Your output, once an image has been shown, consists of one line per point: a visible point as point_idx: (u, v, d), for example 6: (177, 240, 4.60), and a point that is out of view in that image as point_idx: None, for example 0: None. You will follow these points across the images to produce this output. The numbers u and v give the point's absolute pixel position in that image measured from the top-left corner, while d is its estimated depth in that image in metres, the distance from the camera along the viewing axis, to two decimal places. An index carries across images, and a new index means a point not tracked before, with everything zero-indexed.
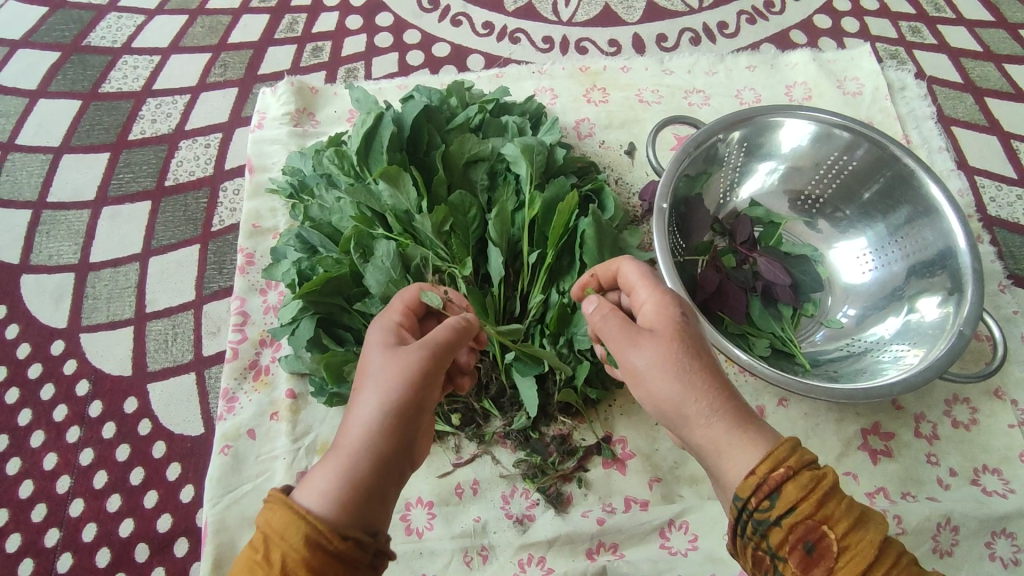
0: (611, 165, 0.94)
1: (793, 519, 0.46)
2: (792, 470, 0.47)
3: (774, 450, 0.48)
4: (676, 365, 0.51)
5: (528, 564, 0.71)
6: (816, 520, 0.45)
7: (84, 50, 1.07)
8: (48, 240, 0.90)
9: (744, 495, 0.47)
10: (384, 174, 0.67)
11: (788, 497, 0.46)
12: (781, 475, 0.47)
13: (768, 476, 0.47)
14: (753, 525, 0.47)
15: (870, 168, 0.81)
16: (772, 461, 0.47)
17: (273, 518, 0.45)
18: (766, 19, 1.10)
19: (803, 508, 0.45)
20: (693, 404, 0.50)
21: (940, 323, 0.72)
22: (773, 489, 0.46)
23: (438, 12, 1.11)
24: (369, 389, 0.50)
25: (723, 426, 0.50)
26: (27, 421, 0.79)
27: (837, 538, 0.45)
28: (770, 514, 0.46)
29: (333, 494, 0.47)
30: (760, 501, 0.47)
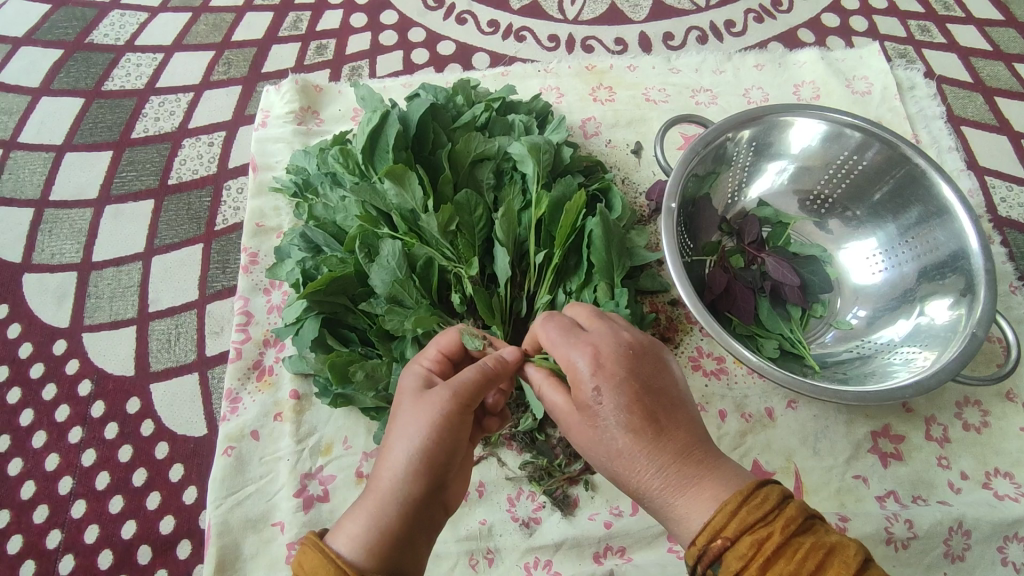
0: (618, 164, 0.93)
1: None
2: (729, 540, 0.45)
3: (713, 518, 0.46)
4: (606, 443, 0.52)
5: (535, 567, 0.70)
6: None
7: (87, 47, 1.06)
8: (50, 238, 0.89)
9: (690, 563, 0.47)
10: (389, 172, 0.66)
11: (730, 567, 0.44)
12: (719, 547, 0.45)
13: (707, 547, 0.46)
14: None
15: (880, 168, 0.80)
16: (708, 532, 0.46)
17: (306, 560, 0.47)
18: (773, 18, 1.09)
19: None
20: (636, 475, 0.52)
21: (952, 325, 0.71)
22: (714, 560, 0.45)
23: (442, 10, 1.10)
24: (399, 434, 0.53)
25: (666, 495, 0.50)
26: (29, 422, 0.78)
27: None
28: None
29: (362, 538, 0.49)
30: (705, 569, 0.46)
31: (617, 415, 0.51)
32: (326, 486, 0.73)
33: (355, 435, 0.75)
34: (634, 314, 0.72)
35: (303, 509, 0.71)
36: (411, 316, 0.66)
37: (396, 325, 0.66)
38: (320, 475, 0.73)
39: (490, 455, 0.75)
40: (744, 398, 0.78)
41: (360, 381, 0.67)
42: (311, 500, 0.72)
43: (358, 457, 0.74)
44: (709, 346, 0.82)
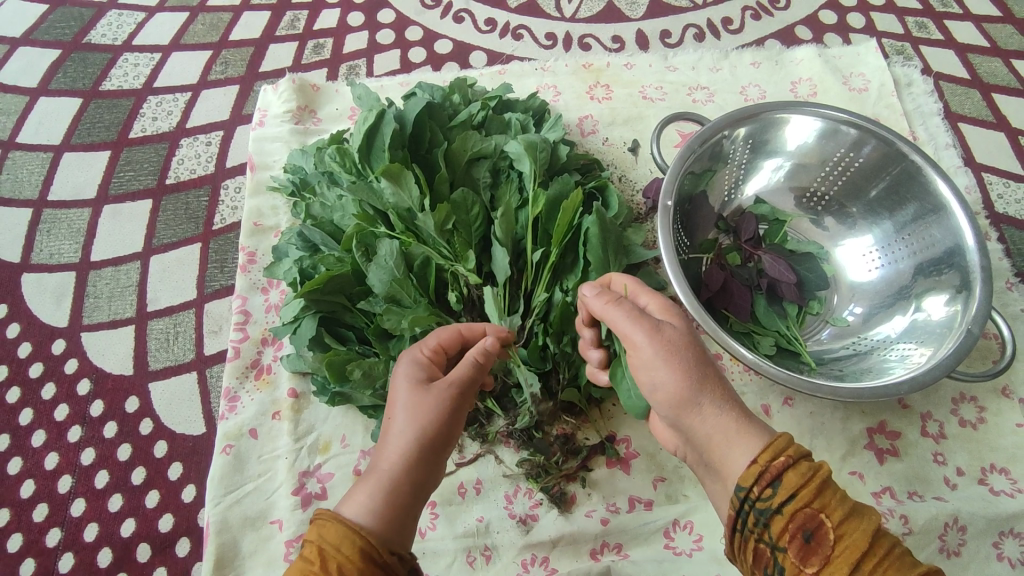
0: (615, 162, 0.93)
1: (793, 506, 0.46)
2: (791, 458, 0.47)
3: (775, 439, 0.49)
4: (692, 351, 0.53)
5: (532, 564, 0.71)
6: (814, 507, 0.45)
7: (85, 47, 1.06)
8: (49, 239, 0.90)
9: (747, 484, 0.48)
10: (386, 172, 0.67)
11: (789, 485, 0.46)
12: (782, 464, 0.47)
13: (770, 464, 0.48)
14: (755, 515, 0.47)
15: (877, 164, 0.80)
16: (773, 450, 0.48)
17: (325, 532, 0.47)
18: (771, 15, 1.09)
19: (802, 495, 0.46)
20: (704, 390, 0.52)
21: (947, 321, 0.71)
22: (775, 476, 0.47)
23: (440, 9, 1.10)
24: (400, 417, 0.53)
25: (730, 413, 0.51)
26: (28, 421, 0.78)
27: (834, 526, 0.45)
28: (771, 502, 0.47)
29: (364, 499, 0.50)
30: (762, 489, 0.47)
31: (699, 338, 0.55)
32: (324, 484, 0.73)
33: (353, 433, 0.75)
34: None
35: (302, 507, 0.71)
36: (409, 316, 0.66)
37: (393, 325, 0.66)
38: (317, 473, 0.73)
39: (487, 452, 0.75)
40: (741, 395, 0.79)
41: (358, 379, 0.67)
42: (309, 498, 0.72)
43: (356, 455, 0.74)
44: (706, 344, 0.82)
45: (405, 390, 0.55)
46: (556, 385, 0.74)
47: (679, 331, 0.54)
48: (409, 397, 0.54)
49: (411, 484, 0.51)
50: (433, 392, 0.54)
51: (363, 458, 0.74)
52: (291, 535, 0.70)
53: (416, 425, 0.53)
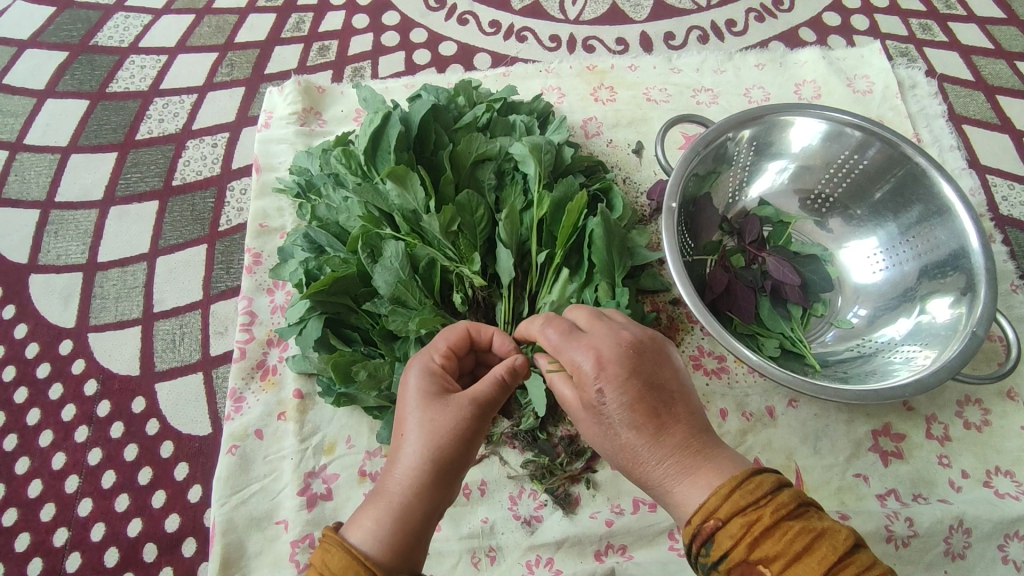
0: (619, 164, 0.93)
1: (729, 564, 0.46)
2: (721, 521, 0.47)
3: (707, 499, 0.48)
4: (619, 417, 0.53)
5: (536, 565, 0.71)
6: (750, 563, 0.45)
7: (92, 50, 1.07)
8: (56, 240, 0.90)
9: (684, 542, 0.49)
10: (392, 173, 0.67)
11: (721, 544, 0.46)
12: (712, 526, 0.47)
13: (701, 526, 0.48)
14: (699, 568, 0.48)
15: (881, 167, 0.80)
16: (703, 512, 0.48)
17: (330, 558, 0.48)
18: (775, 17, 1.09)
19: (735, 554, 0.46)
20: (635, 453, 0.53)
21: (952, 324, 0.71)
22: (707, 538, 0.47)
23: (444, 11, 1.11)
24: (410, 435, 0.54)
25: (665, 470, 0.52)
26: (35, 421, 0.79)
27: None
28: (709, 561, 0.47)
29: (371, 520, 0.51)
30: (699, 547, 0.48)
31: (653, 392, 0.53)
32: (330, 485, 0.73)
33: (358, 434, 0.76)
34: (636, 313, 0.72)
35: (307, 508, 0.72)
36: (415, 317, 0.67)
37: (400, 325, 0.67)
38: (323, 474, 0.74)
39: (491, 453, 0.75)
40: (746, 396, 0.79)
41: (363, 380, 0.67)
42: (314, 499, 0.72)
43: (361, 456, 0.74)
44: (710, 345, 0.82)
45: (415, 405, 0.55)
46: None
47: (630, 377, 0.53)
48: (418, 415, 0.54)
49: (419, 507, 0.52)
50: (450, 410, 0.54)
51: (368, 459, 0.74)
52: (296, 536, 0.70)
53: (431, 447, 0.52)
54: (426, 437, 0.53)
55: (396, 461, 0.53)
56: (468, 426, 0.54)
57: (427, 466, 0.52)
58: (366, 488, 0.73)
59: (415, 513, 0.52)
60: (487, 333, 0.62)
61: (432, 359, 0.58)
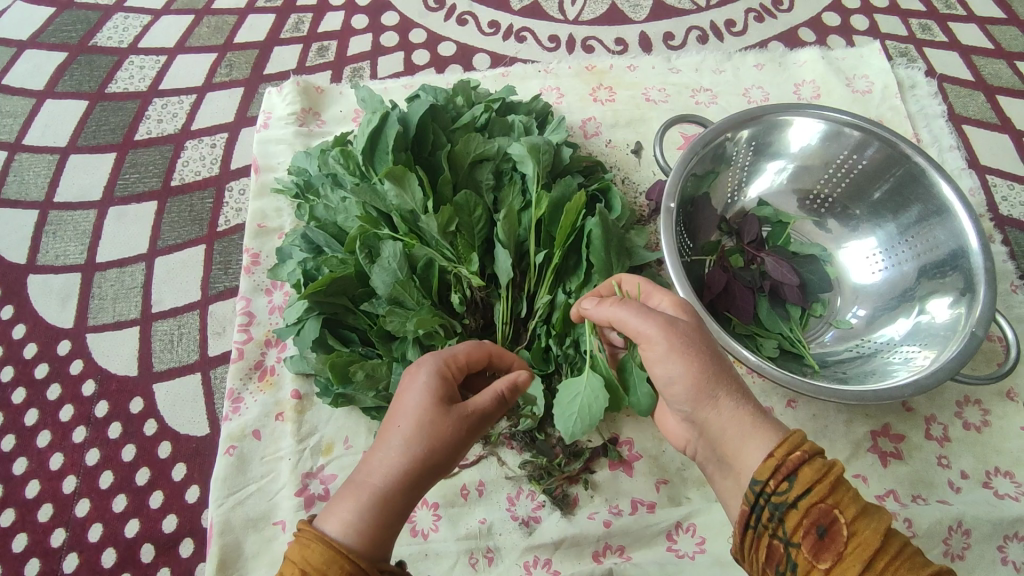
0: (618, 164, 0.93)
1: (808, 501, 0.46)
2: (808, 452, 0.47)
3: (790, 435, 0.49)
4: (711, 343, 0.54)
5: (534, 566, 0.70)
6: (828, 502, 0.45)
7: (91, 50, 1.07)
8: (55, 240, 0.90)
9: (763, 477, 0.48)
10: (390, 173, 0.67)
11: (805, 478, 0.46)
12: (799, 458, 0.47)
13: (786, 458, 0.48)
14: (770, 509, 0.47)
15: (880, 167, 0.80)
16: (788, 445, 0.48)
17: (311, 555, 0.47)
18: (774, 17, 1.09)
19: (818, 489, 0.46)
20: (721, 383, 0.52)
21: (951, 324, 0.71)
22: (792, 471, 0.47)
23: (443, 11, 1.11)
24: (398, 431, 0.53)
25: (749, 412, 0.52)
26: (33, 421, 0.79)
27: (847, 522, 0.45)
28: (787, 496, 0.47)
29: (351, 522, 0.50)
30: (778, 483, 0.47)
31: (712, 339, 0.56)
32: (327, 485, 0.73)
33: (356, 435, 0.75)
34: None
35: (305, 508, 0.72)
36: (412, 317, 0.67)
37: (397, 326, 0.67)
38: (320, 474, 0.74)
39: (488, 454, 0.75)
40: None
41: (360, 381, 0.67)
42: (312, 499, 0.72)
43: (359, 456, 0.74)
44: None
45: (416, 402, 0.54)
46: (559, 386, 0.74)
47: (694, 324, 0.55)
48: (416, 414, 0.53)
49: (401, 509, 0.52)
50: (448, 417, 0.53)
51: None
52: (294, 536, 0.70)
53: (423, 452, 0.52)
54: (417, 438, 0.52)
55: (382, 456, 0.52)
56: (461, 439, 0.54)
57: (418, 470, 0.52)
58: None
59: (394, 514, 0.51)
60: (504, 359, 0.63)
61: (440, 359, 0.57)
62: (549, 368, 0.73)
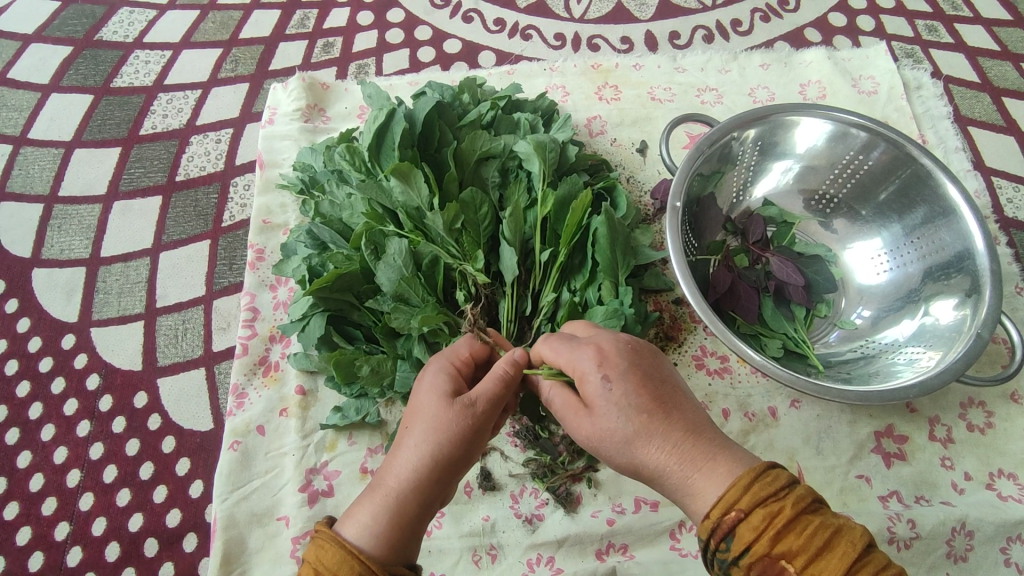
0: (623, 163, 0.93)
1: (749, 559, 0.44)
2: (743, 512, 0.45)
3: (728, 491, 0.46)
4: (634, 432, 0.52)
5: (537, 564, 0.71)
6: (771, 558, 0.43)
7: (96, 45, 1.07)
8: (60, 234, 0.90)
9: (703, 537, 0.46)
10: (395, 170, 0.67)
11: (743, 539, 0.44)
12: (734, 518, 0.45)
13: (722, 518, 0.45)
14: (717, 564, 0.46)
15: (887, 167, 0.80)
16: (722, 505, 0.46)
17: (324, 556, 0.48)
18: (780, 17, 1.09)
19: (756, 548, 0.44)
20: (660, 473, 0.51)
21: (956, 325, 0.71)
22: (728, 532, 0.45)
23: (449, 8, 1.10)
24: (417, 433, 0.54)
25: (685, 477, 0.50)
26: (37, 415, 0.79)
27: (796, 574, 0.43)
28: (728, 555, 0.45)
29: (377, 527, 0.50)
30: (718, 542, 0.46)
31: (637, 406, 0.52)
32: (331, 481, 0.73)
33: (359, 431, 0.76)
34: (639, 313, 0.72)
35: (308, 504, 0.72)
36: (417, 315, 0.67)
37: (402, 323, 0.66)
38: (324, 470, 0.74)
39: (491, 449, 0.76)
40: (748, 397, 0.78)
41: (365, 376, 0.68)
42: (316, 495, 0.72)
43: (363, 453, 0.75)
44: (713, 345, 0.82)
45: (414, 437, 0.54)
46: None
47: (613, 419, 0.52)
48: (431, 413, 0.54)
49: (426, 496, 0.53)
50: (453, 412, 0.54)
51: (370, 456, 0.74)
52: (297, 532, 0.71)
53: (440, 447, 0.53)
54: (433, 440, 0.53)
55: (398, 457, 0.54)
56: (469, 434, 0.54)
57: (432, 465, 0.53)
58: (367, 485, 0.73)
59: (420, 499, 0.53)
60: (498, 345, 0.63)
61: (450, 360, 0.60)
62: None
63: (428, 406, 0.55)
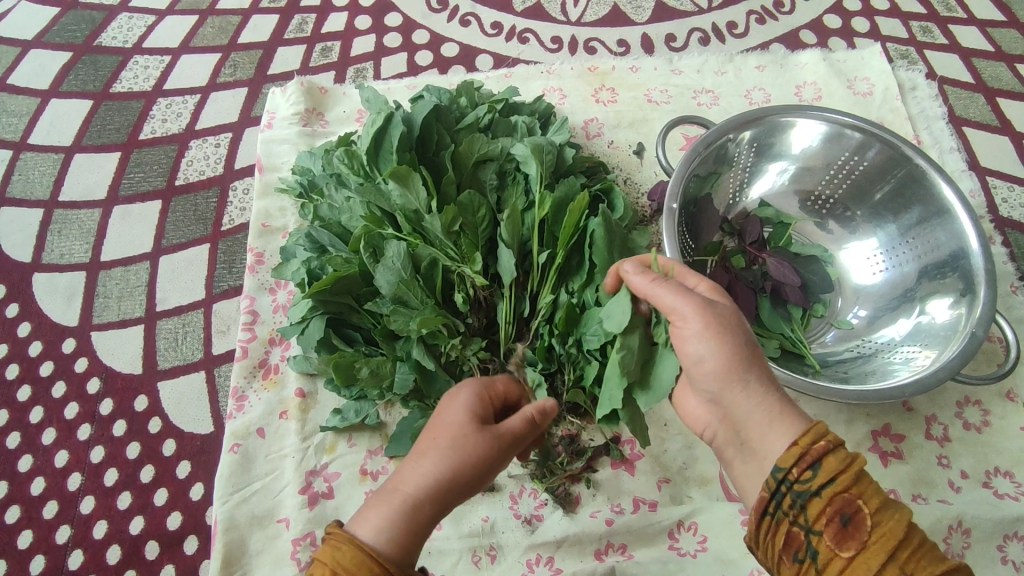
0: (620, 165, 0.94)
1: (833, 489, 0.47)
2: (833, 443, 0.48)
3: (814, 425, 0.50)
4: (748, 332, 0.56)
5: (537, 564, 0.71)
6: (852, 492, 0.47)
7: (96, 50, 1.07)
8: (60, 239, 0.91)
9: (786, 465, 0.49)
10: (394, 173, 0.68)
11: (829, 468, 0.48)
12: (823, 448, 0.48)
13: (810, 447, 0.49)
14: (792, 496, 0.48)
15: (881, 168, 0.80)
16: (812, 435, 0.49)
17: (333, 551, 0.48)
18: (776, 19, 1.10)
19: (842, 479, 0.47)
20: (753, 369, 0.54)
21: (952, 324, 0.72)
22: (815, 460, 0.48)
23: (446, 12, 1.11)
24: (420, 444, 0.55)
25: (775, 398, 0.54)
26: (38, 419, 0.79)
27: (872, 512, 0.46)
28: (811, 484, 0.48)
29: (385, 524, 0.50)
30: (801, 471, 0.48)
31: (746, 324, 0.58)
32: (331, 483, 0.74)
33: (359, 434, 0.76)
34: None
35: (308, 506, 0.72)
36: (416, 317, 0.67)
37: (401, 325, 0.67)
38: (324, 472, 0.74)
39: None
40: None
41: (365, 377, 0.69)
42: (316, 497, 0.73)
43: (362, 454, 0.75)
44: None
45: (435, 455, 0.53)
46: (562, 385, 0.75)
47: (730, 309, 0.56)
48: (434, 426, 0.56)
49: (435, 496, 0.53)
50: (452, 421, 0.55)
51: (370, 458, 0.75)
52: (298, 534, 0.71)
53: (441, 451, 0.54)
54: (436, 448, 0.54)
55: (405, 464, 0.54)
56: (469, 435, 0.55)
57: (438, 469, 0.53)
58: (367, 487, 0.73)
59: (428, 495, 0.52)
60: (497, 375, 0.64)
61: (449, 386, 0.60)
62: (552, 366, 0.74)
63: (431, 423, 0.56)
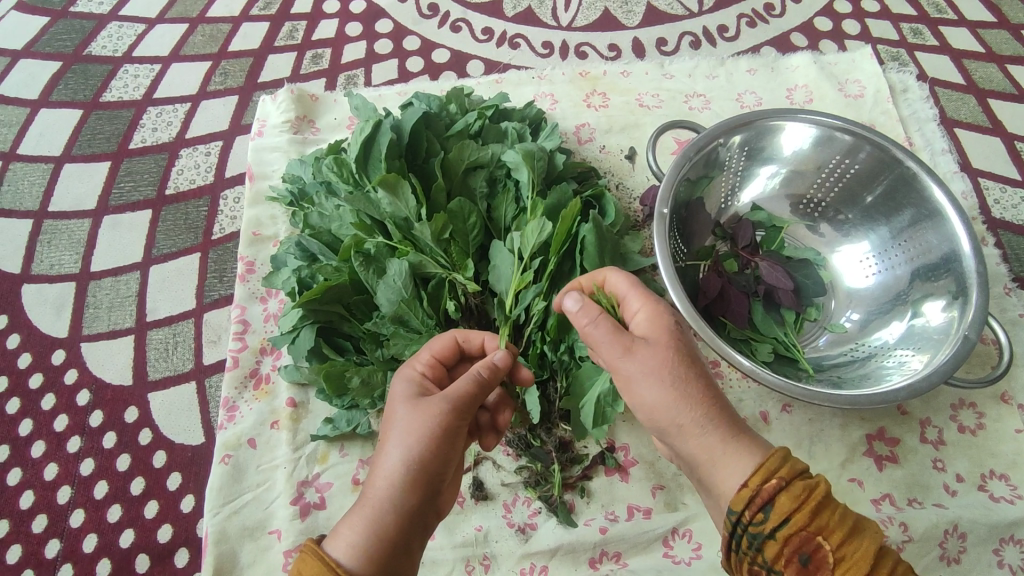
0: (612, 169, 0.93)
1: (787, 531, 0.47)
2: (785, 481, 0.48)
3: (767, 461, 0.49)
4: (684, 372, 0.53)
5: (530, 573, 0.70)
6: (809, 531, 0.46)
7: (85, 60, 1.07)
8: (49, 249, 0.90)
9: (738, 508, 0.49)
10: (383, 181, 0.67)
11: (782, 508, 0.47)
12: (774, 487, 0.48)
13: (761, 487, 0.48)
14: (748, 538, 0.49)
15: (872, 170, 0.80)
16: (763, 474, 0.49)
17: (306, 568, 0.50)
18: (766, 22, 1.10)
19: (796, 520, 0.47)
20: (685, 410, 0.52)
21: (945, 328, 0.71)
22: (767, 501, 0.48)
23: (437, 18, 1.11)
24: (393, 443, 0.53)
25: (718, 435, 0.52)
26: (28, 432, 0.79)
27: (832, 549, 0.46)
28: (764, 527, 0.48)
29: (357, 548, 0.50)
30: (755, 514, 0.48)
31: (688, 354, 0.54)
32: (323, 493, 0.73)
33: (351, 443, 0.76)
34: None
35: (300, 517, 0.72)
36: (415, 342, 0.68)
37: (401, 349, 0.68)
38: (316, 483, 0.74)
39: (483, 459, 0.75)
40: (739, 402, 0.79)
41: (356, 387, 0.68)
42: (308, 508, 0.72)
43: (354, 464, 0.74)
44: (704, 351, 0.82)
45: (390, 455, 0.53)
46: (554, 393, 0.74)
47: (659, 349, 0.53)
48: (405, 413, 0.54)
49: (401, 511, 0.52)
50: (424, 411, 0.54)
51: (362, 467, 0.74)
52: (289, 545, 0.70)
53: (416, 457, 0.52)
54: (404, 445, 0.53)
55: (378, 468, 0.53)
56: (445, 433, 0.54)
57: (410, 475, 0.52)
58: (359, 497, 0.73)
59: (400, 512, 0.52)
60: (476, 339, 0.64)
61: (415, 366, 0.60)
62: (544, 373, 0.74)
63: (402, 413, 0.55)
